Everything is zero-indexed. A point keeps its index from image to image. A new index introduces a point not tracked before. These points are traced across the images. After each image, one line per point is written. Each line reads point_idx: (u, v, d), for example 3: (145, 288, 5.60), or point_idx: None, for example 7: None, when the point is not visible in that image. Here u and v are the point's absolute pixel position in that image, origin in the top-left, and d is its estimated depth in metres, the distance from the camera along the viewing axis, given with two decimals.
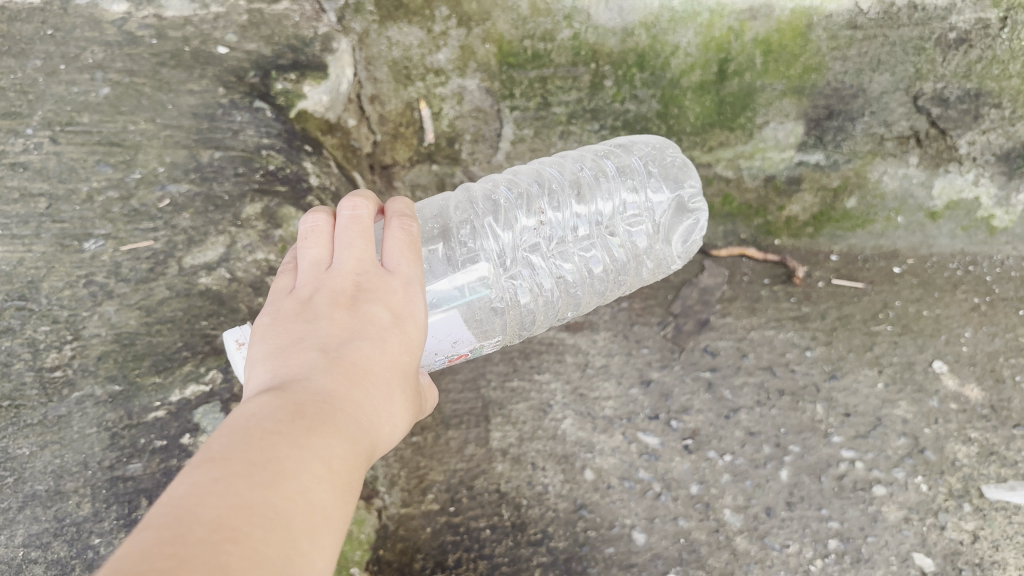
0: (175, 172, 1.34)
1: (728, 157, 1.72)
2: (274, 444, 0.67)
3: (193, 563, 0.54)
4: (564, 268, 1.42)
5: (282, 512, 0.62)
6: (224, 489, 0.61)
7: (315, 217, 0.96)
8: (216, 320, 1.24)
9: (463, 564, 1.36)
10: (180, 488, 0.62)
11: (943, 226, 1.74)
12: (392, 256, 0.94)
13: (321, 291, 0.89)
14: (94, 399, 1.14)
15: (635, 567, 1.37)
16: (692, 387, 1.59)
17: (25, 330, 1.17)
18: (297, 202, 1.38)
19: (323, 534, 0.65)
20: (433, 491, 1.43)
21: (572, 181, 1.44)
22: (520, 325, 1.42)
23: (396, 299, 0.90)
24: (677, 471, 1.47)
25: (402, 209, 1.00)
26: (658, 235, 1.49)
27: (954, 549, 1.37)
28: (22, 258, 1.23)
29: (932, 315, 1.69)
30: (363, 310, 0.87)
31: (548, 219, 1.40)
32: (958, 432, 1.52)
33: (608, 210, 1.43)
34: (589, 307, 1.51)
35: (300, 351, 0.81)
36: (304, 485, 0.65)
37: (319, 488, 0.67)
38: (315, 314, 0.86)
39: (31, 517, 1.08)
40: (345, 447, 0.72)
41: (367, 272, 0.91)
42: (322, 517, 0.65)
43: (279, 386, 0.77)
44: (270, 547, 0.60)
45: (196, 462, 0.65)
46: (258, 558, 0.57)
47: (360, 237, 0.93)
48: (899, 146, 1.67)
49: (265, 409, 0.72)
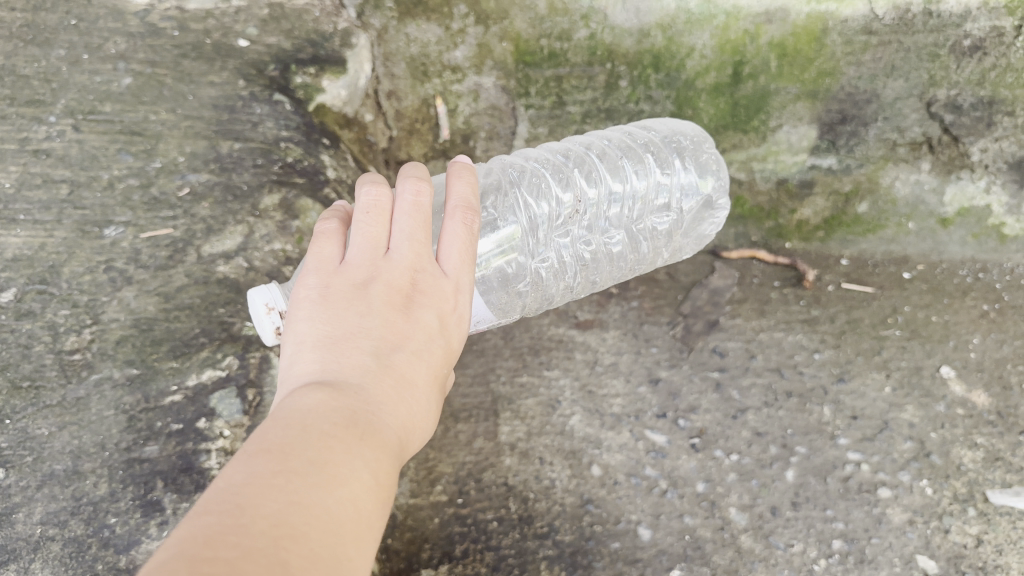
0: (195, 162, 1.36)
1: (741, 159, 1.74)
2: (331, 449, 0.70)
3: (255, 558, 0.57)
4: (586, 250, 1.47)
5: (327, 478, 0.67)
6: (282, 484, 0.64)
7: (376, 190, 0.93)
8: (234, 307, 1.22)
9: (470, 554, 1.36)
10: (243, 477, 0.64)
11: (954, 232, 1.75)
12: (449, 256, 0.94)
13: (377, 282, 0.88)
14: (112, 381, 1.13)
15: (641, 562, 1.37)
16: (700, 387, 1.61)
17: (46, 313, 1.19)
18: (314, 194, 1.40)
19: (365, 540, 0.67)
20: (442, 482, 1.44)
21: (608, 163, 1.48)
22: (539, 299, 1.47)
23: (449, 306, 0.92)
24: (683, 468, 1.48)
25: (466, 198, 0.98)
26: (680, 230, 1.56)
27: (957, 552, 1.37)
28: (44, 243, 1.25)
29: (941, 320, 1.70)
30: (418, 316, 0.88)
31: (581, 199, 1.44)
32: (964, 437, 1.52)
33: (632, 196, 1.48)
34: (603, 283, 1.59)
35: (352, 351, 0.82)
36: (359, 496, 0.68)
37: (370, 497, 0.69)
38: (368, 308, 0.85)
39: (50, 495, 1.06)
40: (387, 460, 0.75)
41: (426, 270, 0.90)
42: (366, 526, 0.68)
43: (334, 383, 0.79)
44: (341, 559, 0.62)
45: (253, 453, 0.68)
46: (311, 557, 0.60)
47: (422, 229, 0.92)
48: (912, 152, 1.68)
49: (326, 412, 0.73)
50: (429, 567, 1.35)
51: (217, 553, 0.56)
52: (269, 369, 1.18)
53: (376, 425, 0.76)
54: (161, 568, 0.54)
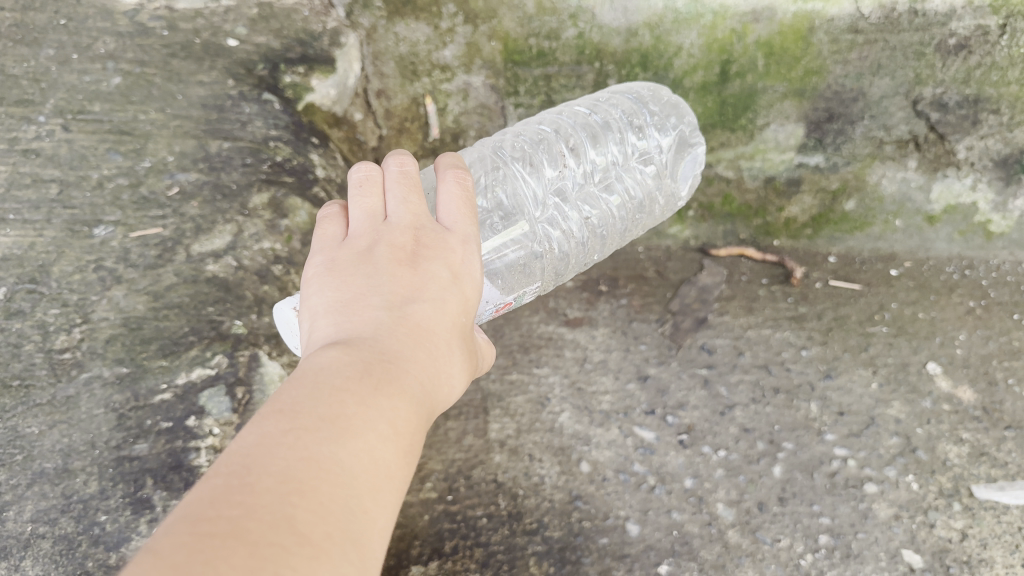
0: (184, 161, 1.36)
1: (728, 158, 1.75)
2: (343, 402, 0.68)
3: (259, 513, 0.56)
4: (589, 209, 1.47)
5: (340, 431, 0.65)
6: (293, 440, 0.63)
7: (367, 168, 0.97)
8: (223, 306, 1.23)
9: (459, 550, 1.37)
10: (252, 439, 0.64)
11: (941, 229, 1.77)
12: (447, 213, 0.96)
13: (381, 244, 0.89)
14: (102, 380, 1.14)
15: (629, 558, 1.37)
16: (688, 384, 1.62)
17: (35, 312, 1.19)
18: (303, 193, 1.41)
19: (385, 490, 0.66)
20: (432, 479, 1.45)
21: (585, 125, 1.50)
22: (555, 270, 1.46)
23: (456, 258, 0.91)
24: (671, 465, 1.50)
25: (454, 162, 1.01)
26: (668, 171, 1.57)
27: (942, 546, 1.38)
28: (33, 242, 1.26)
29: (928, 317, 1.72)
30: (426, 270, 0.87)
31: (569, 166, 1.46)
32: (950, 432, 1.53)
33: (619, 153, 1.50)
34: (611, 246, 1.58)
35: (363, 310, 0.81)
36: (373, 444, 0.67)
37: (387, 447, 0.68)
38: (375, 269, 0.86)
39: (40, 493, 1.06)
40: (407, 408, 0.73)
41: (425, 228, 0.92)
42: (385, 476, 0.66)
43: (347, 340, 0.78)
44: (354, 512, 0.61)
45: (266, 413, 0.67)
46: (323, 512, 0.59)
47: (413, 193, 0.94)
48: (899, 150, 1.69)
49: (338, 365, 0.72)
50: (418, 563, 1.35)
51: (218, 515, 0.55)
52: (258, 367, 1.19)
53: (395, 372, 0.75)
54: (165, 531, 0.54)
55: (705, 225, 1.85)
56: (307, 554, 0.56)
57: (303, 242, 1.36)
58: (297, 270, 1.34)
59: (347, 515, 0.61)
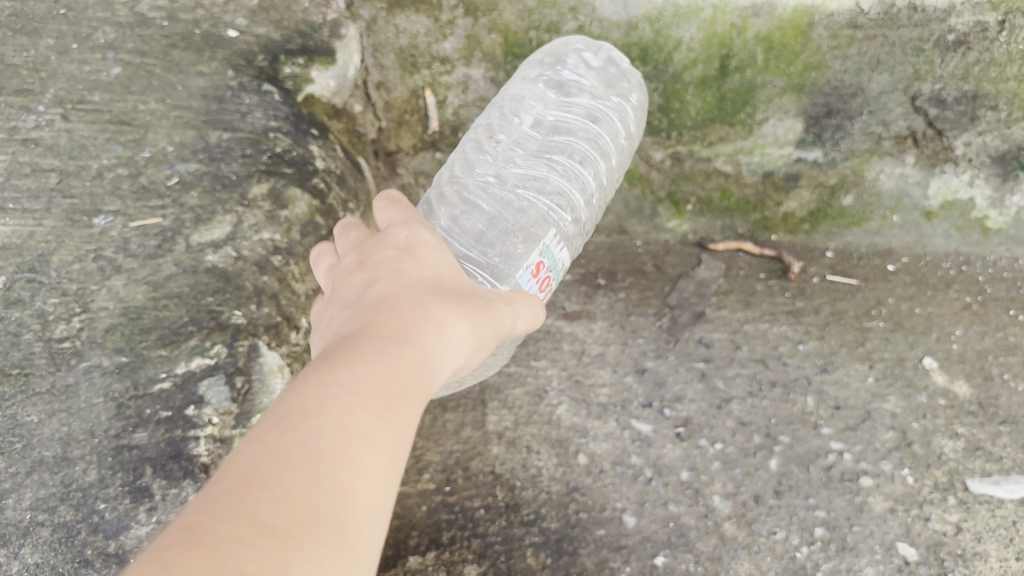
0: (183, 152, 1.36)
1: (727, 152, 1.76)
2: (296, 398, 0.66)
3: (214, 511, 0.54)
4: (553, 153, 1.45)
5: (294, 418, 0.63)
6: (251, 447, 0.61)
7: (315, 258, 1.01)
8: (222, 297, 1.23)
9: (456, 541, 1.37)
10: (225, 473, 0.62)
11: (938, 225, 1.78)
12: (385, 221, 0.96)
13: (337, 280, 0.89)
14: (101, 369, 1.14)
15: (625, 549, 1.38)
16: (685, 377, 1.63)
17: (35, 302, 1.19)
18: (303, 184, 1.41)
19: (361, 452, 0.63)
20: (429, 471, 1.46)
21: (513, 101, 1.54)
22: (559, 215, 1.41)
23: (401, 241, 0.90)
24: (668, 457, 1.50)
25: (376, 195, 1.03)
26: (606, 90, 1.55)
27: (937, 540, 1.38)
28: (33, 232, 1.26)
29: (924, 312, 1.73)
30: (375, 263, 0.86)
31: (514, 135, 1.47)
32: (946, 427, 1.54)
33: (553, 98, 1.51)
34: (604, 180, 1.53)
35: (329, 324, 0.80)
36: (335, 415, 0.64)
37: (352, 412, 0.65)
38: (336, 296, 0.86)
39: (40, 482, 1.07)
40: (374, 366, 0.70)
41: (368, 241, 0.92)
42: (357, 438, 0.63)
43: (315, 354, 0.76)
44: (322, 481, 0.58)
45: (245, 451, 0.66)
46: (285, 490, 0.56)
47: (350, 235, 0.96)
48: (897, 145, 1.70)
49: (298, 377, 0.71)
50: (416, 553, 1.36)
51: (176, 530, 0.53)
52: (257, 358, 1.18)
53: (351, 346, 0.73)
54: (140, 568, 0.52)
55: (703, 220, 1.87)
56: (275, 544, 0.53)
57: (302, 233, 1.36)
58: (296, 261, 1.34)
59: (320, 500, 0.58)
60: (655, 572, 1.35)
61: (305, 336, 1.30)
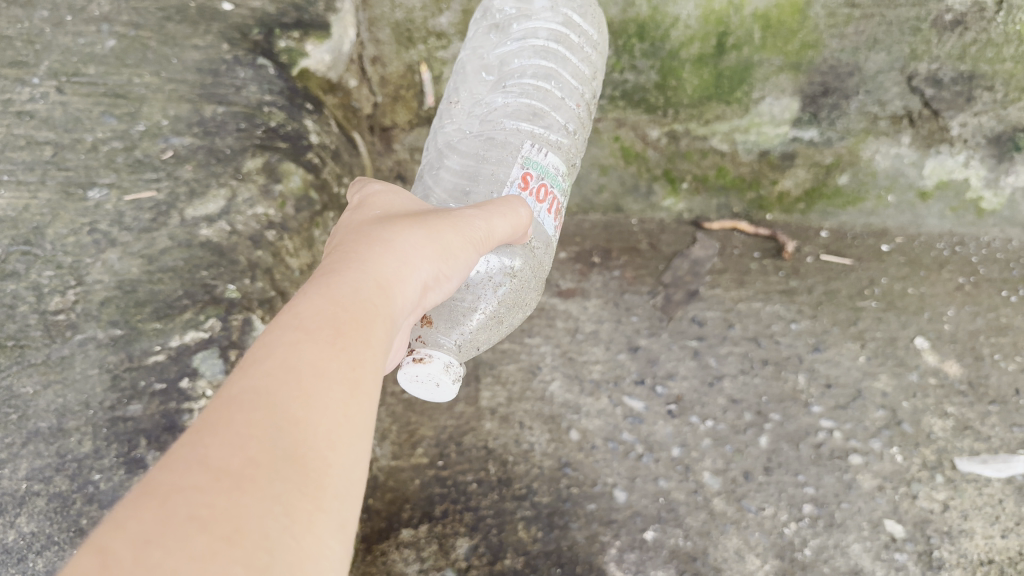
0: (178, 126, 1.37)
1: (724, 131, 1.76)
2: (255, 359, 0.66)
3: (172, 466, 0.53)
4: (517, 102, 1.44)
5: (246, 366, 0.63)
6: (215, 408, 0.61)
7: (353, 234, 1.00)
8: (217, 271, 1.23)
9: (449, 515, 1.39)
10: None
11: (933, 206, 1.78)
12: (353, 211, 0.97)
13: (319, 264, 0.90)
14: (96, 341, 1.14)
15: (615, 523, 1.39)
16: (678, 355, 1.65)
17: (30, 275, 1.19)
18: (297, 158, 1.41)
19: (317, 379, 0.62)
20: (423, 445, 1.47)
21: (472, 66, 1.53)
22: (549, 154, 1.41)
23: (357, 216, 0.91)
24: (659, 434, 1.52)
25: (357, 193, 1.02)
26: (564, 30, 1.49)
27: (924, 517, 1.39)
28: (28, 204, 1.25)
29: (917, 293, 1.74)
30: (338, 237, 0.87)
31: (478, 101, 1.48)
32: (935, 406, 1.55)
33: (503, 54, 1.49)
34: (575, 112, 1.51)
35: None
36: (285, 353, 0.63)
37: (303, 344, 0.64)
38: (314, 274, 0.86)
39: (35, 452, 1.07)
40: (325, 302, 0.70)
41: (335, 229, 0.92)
42: (311, 367, 0.63)
43: None
44: (275, 415, 0.58)
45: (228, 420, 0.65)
46: (238, 429, 0.56)
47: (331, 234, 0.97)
48: (893, 125, 1.70)
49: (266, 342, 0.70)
50: (409, 526, 1.37)
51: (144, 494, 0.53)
52: (250, 331, 1.20)
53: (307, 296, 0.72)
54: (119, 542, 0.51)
55: (698, 198, 1.88)
56: (226, 487, 0.51)
57: (296, 207, 1.37)
58: (290, 236, 1.34)
59: (274, 438, 0.56)
60: (644, 546, 1.36)
61: None
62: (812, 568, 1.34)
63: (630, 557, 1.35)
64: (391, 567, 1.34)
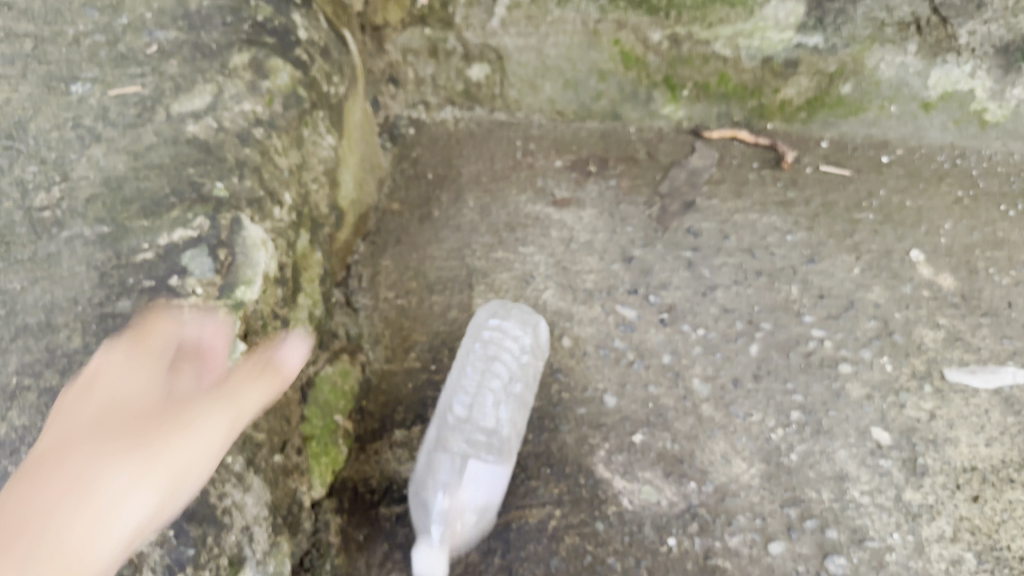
0: (162, 19, 1.35)
1: (727, 36, 1.74)
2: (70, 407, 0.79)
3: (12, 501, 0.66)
4: None
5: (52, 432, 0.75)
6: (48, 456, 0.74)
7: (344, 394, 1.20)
8: (204, 168, 1.20)
9: (440, 417, 1.41)
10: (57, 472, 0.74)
11: (935, 117, 1.79)
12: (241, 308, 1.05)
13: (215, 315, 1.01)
14: (83, 238, 1.11)
15: (604, 426, 1.40)
16: (671, 265, 1.65)
17: (13, 169, 1.17)
18: (284, 54, 1.38)
19: (78, 425, 0.74)
20: (416, 350, 1.51)
21: None
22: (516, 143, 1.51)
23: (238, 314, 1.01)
24: (651, 342, 1.53)
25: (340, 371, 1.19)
26: None
27: (911, 426, 1.39)
28: (9, 98, 1.24)
29: (914, 206, 1.73)
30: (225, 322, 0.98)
31: None
32: (927, 317, 1.54)
33: None
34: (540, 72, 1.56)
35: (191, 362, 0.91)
36: (63, 414, 0.76)
37: (74, 405, 0.77)
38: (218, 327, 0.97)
39: (24, 347, 1.02)
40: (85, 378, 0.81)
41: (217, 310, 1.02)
42: (75, 415, 0.75)
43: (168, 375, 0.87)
44: (59, 461, 0.69)
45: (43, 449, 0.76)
46: (40, 485, 0.67)
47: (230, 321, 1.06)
48: (899, 32, 1.67)
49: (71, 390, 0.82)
50: (401, 427, 1.39)
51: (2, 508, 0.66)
52: (239, 231, 1.16)
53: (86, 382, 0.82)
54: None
55: (699, 105, 1.88)
56: (53, 460, 0.70)
57: (284, 105, 1.35)
58: (279, 135, 1.32)
59: (94, 422, 0.74)
60: (632, 448, 1.37)
61: (288, 212, 1.29)
62: (798, 472, 1.33)
63: (618, 459, 1.35)
64: (384, 465, 1.34)
